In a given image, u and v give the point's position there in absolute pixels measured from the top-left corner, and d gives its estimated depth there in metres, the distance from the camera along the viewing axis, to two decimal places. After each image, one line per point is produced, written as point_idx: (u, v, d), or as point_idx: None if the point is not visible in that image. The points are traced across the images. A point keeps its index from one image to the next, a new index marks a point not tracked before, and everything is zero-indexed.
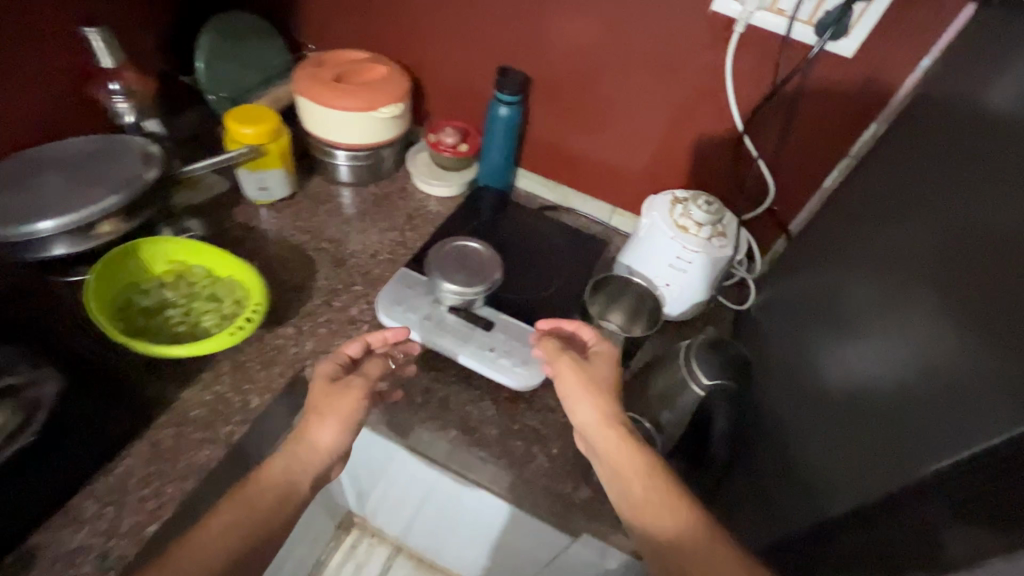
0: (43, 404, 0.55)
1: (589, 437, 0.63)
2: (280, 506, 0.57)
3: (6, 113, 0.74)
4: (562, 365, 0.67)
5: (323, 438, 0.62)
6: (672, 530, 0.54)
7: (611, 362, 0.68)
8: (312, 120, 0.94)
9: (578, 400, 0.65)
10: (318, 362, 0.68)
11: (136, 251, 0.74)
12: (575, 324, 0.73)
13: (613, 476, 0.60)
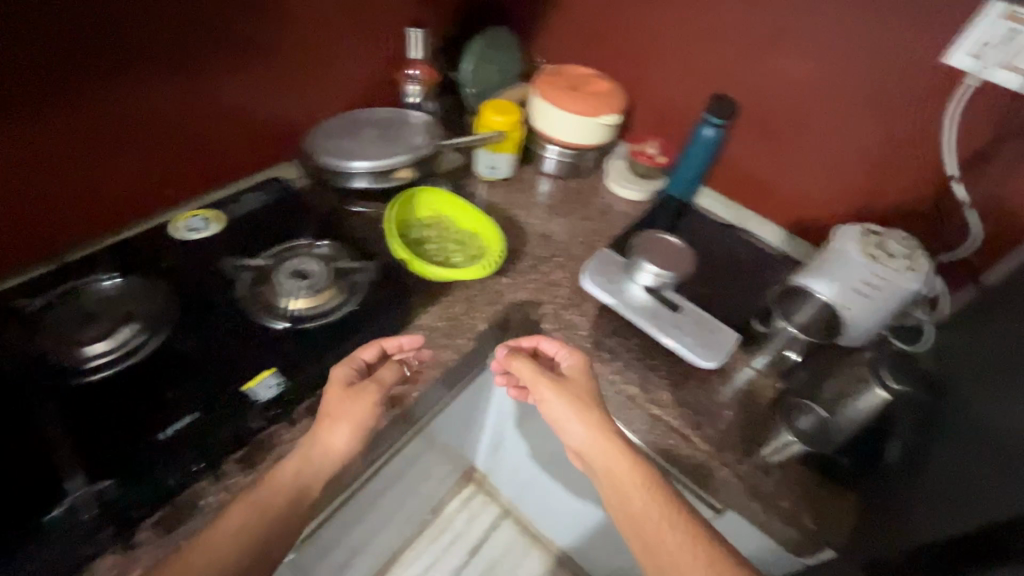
0: (355, 292, 0.78)
1: (585, 455, 0.72)
2: (286, 516, 0.56)
3: (347, 82, 1.01)
4: (544, 388, 0.75)
5: (334, 441, 0.61)
6: (668, 545, 0.63)
7: (584, 371, 0.78)
8: (541, 118, 1.13)
9: (565, 419, 0.74)
10: (332, 368, 0.67)
11: (414, 195, 0.96)
12: (535, 340, 0.82)
13: (612, 491, 0.69)
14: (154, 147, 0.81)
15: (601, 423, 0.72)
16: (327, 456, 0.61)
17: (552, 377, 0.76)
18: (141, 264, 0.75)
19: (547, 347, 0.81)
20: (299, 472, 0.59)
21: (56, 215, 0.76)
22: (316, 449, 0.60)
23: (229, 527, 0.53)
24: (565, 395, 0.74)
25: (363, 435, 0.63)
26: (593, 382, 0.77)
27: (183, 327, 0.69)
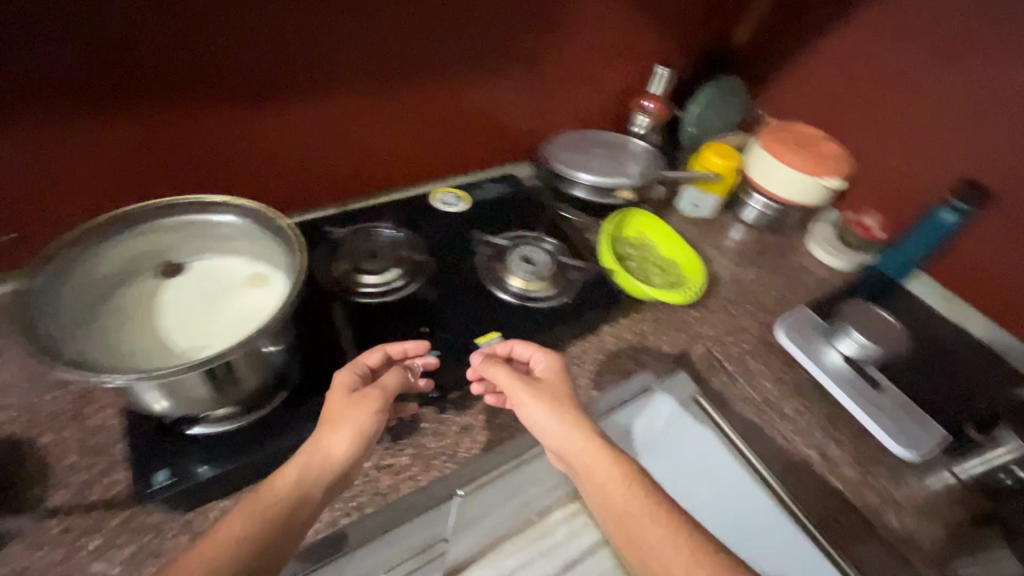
0: (567, 291, 0.86)
1: (564, 457, 0.66)
2: (288, 523, 0.55)
3: (587, 104, 1.12)
4: (519, 394, 0.68)
5: (330, 447, 0.59)
6: (652, 537, 0.61)
7: (560, 373, 0.71)
8: (755, 167, 1.13)
9: (546, 429, 0.67)
10: (337, 373, 0.65)
11: (626, 215, 1.04)
12: (508, 344, 0.74)
13: (594, 489, 0.65)
14: (441, 126, 0.96)
15: (581, 425, 0.66)
16: (323, 458, 0.58)
17: (527, 382, 0.69)
18: (412, 220, 0.92)
19: (521, 351, 0.73)
20: (295, 481, 0.57)
21: (363, 167, 0.93)
22: (314, 456, 0.58)
23: (221, 539, 0.52)
24: (542, 401, 0.67)
25: (364, 442, 0.61)
26: (569, 383, 0.71)
27: (433, 280, 0.83)
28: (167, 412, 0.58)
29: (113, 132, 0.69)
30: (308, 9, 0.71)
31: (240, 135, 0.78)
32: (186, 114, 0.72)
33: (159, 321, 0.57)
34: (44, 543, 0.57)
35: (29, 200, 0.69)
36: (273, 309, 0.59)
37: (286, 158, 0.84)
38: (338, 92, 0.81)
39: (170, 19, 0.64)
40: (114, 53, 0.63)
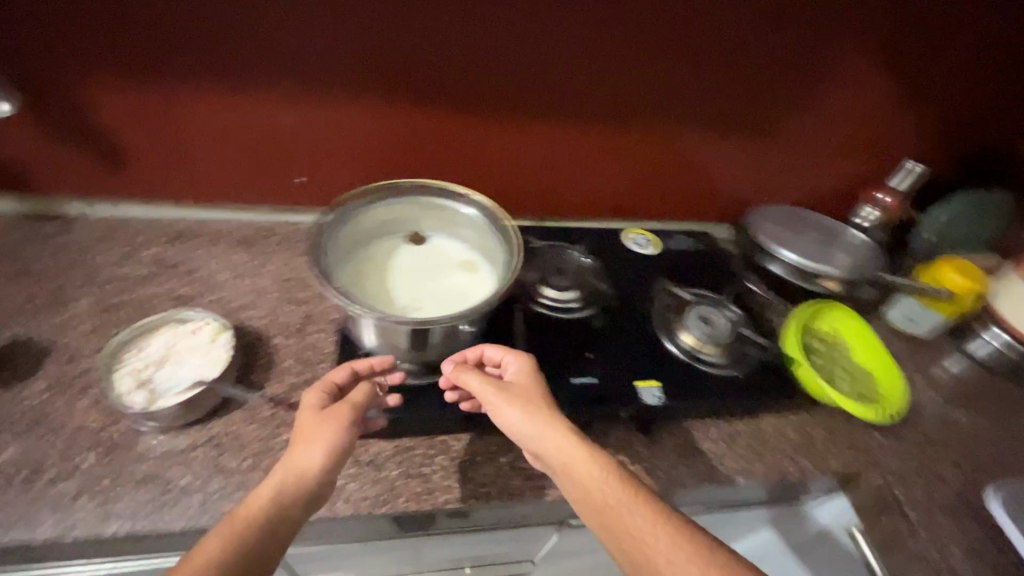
0: (739, 366, 0.82)
1: (541, 454, 0.61)
2: (265, 539, 0.52)
3: (809, 182, 1.05)
4: (492, 396, 0.64)
5: (303, 461, 0.57)
6: (636, 527, 0.55)
7: (532, 375, 0.68)
8: (1004, 298, 0.95)
9: (522, 430, 0.62)
10: (303, 394, 0.64)
11: (823, 307, 0.95)
12: (478, 347, 0.71)
13: (572, 487, 0.59)
14: (651, 171, 0.98)
15: (554, 422, 0.62)
16: (297, 473, 0.56)
17: (498, 384, 0.65)
18: (601, 250, 0.95)
19: (492, 355, 0.70)
20: (268, 498, 0.54)
21: (568, 192, 0.99)
22: (291, 471, 0.56)
23: (194, 562, 0.48)
24: (516, 402, 0.63)
25: (340, 454, 0.59)
26: (541, 382, 0.67)
27: (606, 311, 0.85)
28: (371, 343, 0.70)
29: (392, 118, 0.85)
30: (555, 47, 0.79)
31: (481, 142, 0.89)
32: (447, 115, 0.85)
33: (391, 283, 0.68)
34: (255, 421, 0.71)
35: (319, 157, 0.88)
36: (477, 297, 0.68)
37: (507, 169, 0.94)
38: (569, 121, 0.88)
39: (464, 39, 0.77)
40: (417, 57, 0.78)
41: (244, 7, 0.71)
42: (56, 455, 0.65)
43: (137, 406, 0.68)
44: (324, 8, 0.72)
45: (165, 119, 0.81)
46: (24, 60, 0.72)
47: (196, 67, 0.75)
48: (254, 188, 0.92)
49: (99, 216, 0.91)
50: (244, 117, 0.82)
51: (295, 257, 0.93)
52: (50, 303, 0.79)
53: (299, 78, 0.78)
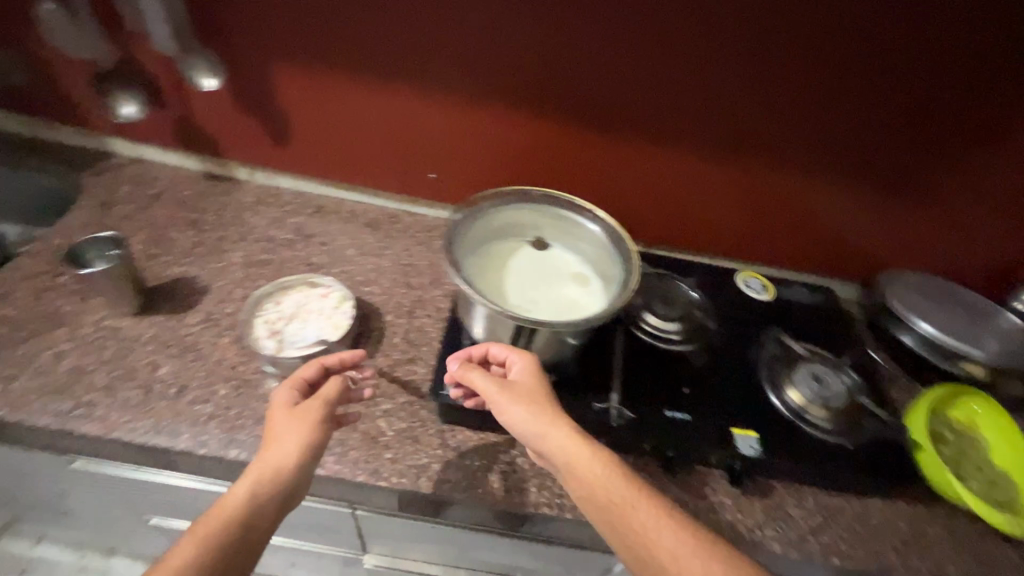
0: (849, 437, 0.74)
1: (546, 455, 0.60)
2: (246, 536, 0.53)
3: (964, 253, 0.94)
4: (497, 399, 0.63)
5: (279, 458, 0.58)
6: (636, 523, 0.55)
7: (535, 373, 0.66)
8: None
9: (525, 431, 0.61)
10: (273, 393, 0.65)
11: (961, 393, 0.83)
12: (483, 345, 0.70)
13: (577, 487, 0.58)
14: (778, 216, 0.94)
15: (557, 422, 0.61)
16: (275, 471, 0.58)
17: (502, 384, 0.64)
18: (711, 287, 0.92)
19: (497, 353, 0.68)
20: (246, 498, 0.55)
21: (685, 224, 0.98)
22: (271, 469, 0.58)
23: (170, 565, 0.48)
24: (518, 402, 0.62)
25: (314, 450, 0.61)
26: (544, 379, 0.66)
27: (708, 350, 0.83)
28: (477, 335, 0.73)
29: (527, 130, 0.89)
30: (697, 76, 0.79)
31: (606, 163, 0.91)
32: (579, 133, 0.88)
33: (507, 282, 0.71)
34: None
35: (453, 157, 0.95)
36: (586, 312, 0.70)
37: (627, 193, 0.94)
38: (699, 153, 0.88)
39: (610, 62, 0.80)
40: (562, 75, 0.82)
41: (416, 14, 0.79)
42: (198, 379, 0.74)
43: (268, 350, 0.76)
44: (486, 21, 0.78)
45: (330, 107, 0.91)
46: (232, 46, 0.84)
47: (364, 63, 0.85)
48: (390, 178, 1.00)
49: (260, 183, 1.04)
50: (395, 113, 0.90)
51: (414, 245, 1.00)
52: (213, 250, 0.92)
53: (450, 82, 0.85)
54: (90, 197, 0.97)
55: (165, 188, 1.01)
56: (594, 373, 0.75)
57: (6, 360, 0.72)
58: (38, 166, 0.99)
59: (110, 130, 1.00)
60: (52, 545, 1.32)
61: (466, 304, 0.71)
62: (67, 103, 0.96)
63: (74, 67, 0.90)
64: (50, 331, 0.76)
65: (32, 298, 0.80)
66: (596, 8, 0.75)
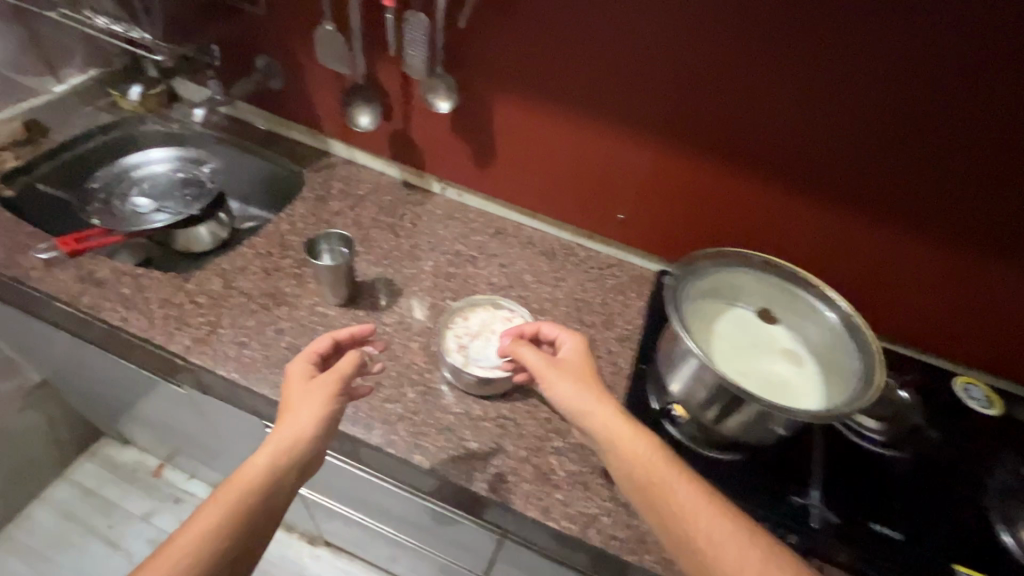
0: None
1: (590, 430, 0.64)
2: (264, 503, 0.57)
3: None
4: (545, 373, 0.68)
5: (295, 429, 0.61)
6: (675, 506, 0.57)
7: (583, 352, 0.72)
8: None
9: (570, 404, 0.66)
10: (289, 363, 0.68)
11: None
12: (537, 324, 0.78)
13: (617, 463, 0.61)
14: (1016, 321, 0.82)
15: (602, 400, 0.65)
16: (291, 442, 0.60)
17: (552, 360, 0.70)
18: (924, 387, 0.82)
19: (549, 332, 0.77)
20: (263, 467, 0.58)
21: (891, 309, 0.88)
22: (286, 439, 0.60)
23: (198, 526, 0.53)
24: (567, 378, 0.67)
25: (329, 421, 0.64)
26: (592, 360, 0.71)
27: (920, 460, 0.73)
28: (671, 391, 0.71)
29: (732, 185, 0.86)
30: (955, 156, 0.72)
31: (813, 230, 0.85)
32: (789, 195, 0.84)
33: (712, 345, 0.68)
34: (534, 417, 0.78)
35: (644, 198, 0.94)
36: (799, 398, 0.64)
37: (829, 263, 0.88)
38: (932, 236, 0.79)
39: (848, 128, 0.75)
40: (787, 135, 0.78)
41: (654, 61, 0.79)
42: (391, 380, 0.79)
43: (458, 362, 0.80)
44: (725, 75, 0.77)
45: (535, 139, 0.94)
46: (467, 73, 0.90)
47: (586, 100, 0.87)
48: (575, 211, 1.02)
49: (448, 198, 1.11)
50: (598, 151, 0.92)
51: (587, 281, 1.00)
52: (408, 256, 0.98)
53: (668, 129, 0.85)
54: (310, 189, 1.08)
55: (370, 190, 1.10)
56: (789, 462, 0.69)
57: (240, 328, 0.82)
58: (272, 157, 1.13)
59: (334, 133, 1.12)
60: (201, 484, 1.47)
61: (669, 354, 0.70)
62: (308, 106, 1.09)
63: (323, 77, 1.02)
64: (273, 308, 0.85)
65: (263, 275, 0.90)
66: (848, 73, 0.71)
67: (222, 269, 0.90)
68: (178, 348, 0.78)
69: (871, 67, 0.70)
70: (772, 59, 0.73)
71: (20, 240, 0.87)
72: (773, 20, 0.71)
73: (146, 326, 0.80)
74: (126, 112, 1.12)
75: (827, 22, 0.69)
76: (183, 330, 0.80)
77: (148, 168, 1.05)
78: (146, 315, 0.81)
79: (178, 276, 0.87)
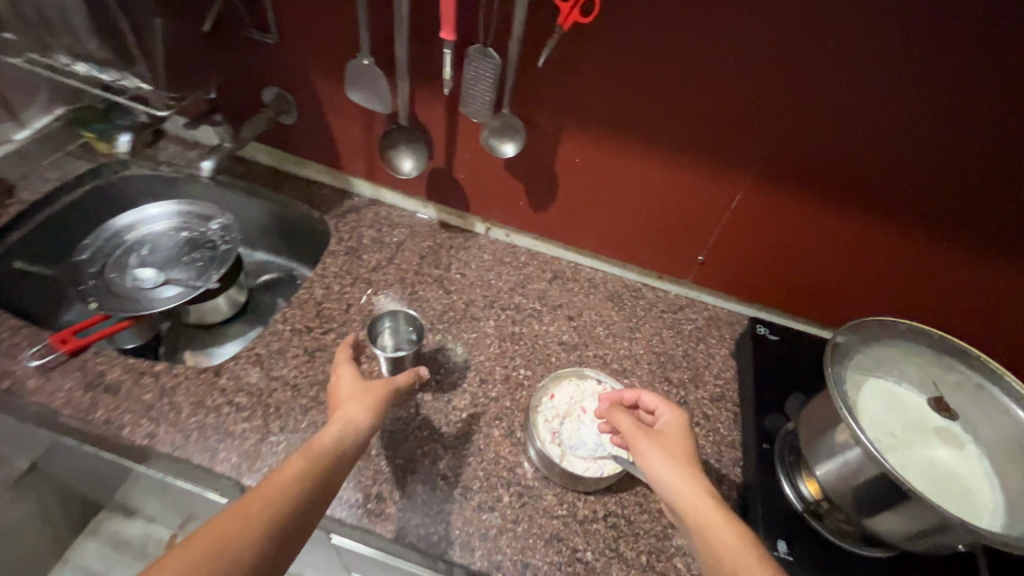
0: None
1: (679, 511, 0.56)
2: (333, 473, 0.55)
3: None
4: (638, 442, 0.62)
5: (353, 419, 0.60)
6: None
7: (684, 431, 0.64)
8: None
9: (659, 480, 0.59)
10: (339, 371, 0.67)
11: None
12: (637, 392, 0.71)
13: (706, 552, 0.53)
14: None
15: (695, 482, 0.57)
16: (352, 430, 0.59)
17: (647, 431, 0.64)
18: None
19: (648, 402, 0.69)
20: (336, 437, 0.58)
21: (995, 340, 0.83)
22: (352, 420, 0.60)
23: (281, 478, 0.51)
24: (658, 450, 0.60)
25: (381, 417, 0.63)
26: (692, 442, 0.63)
27: None
28: (815, 475, 0.63)
29: (839, 225, 0.77)
30: None
31: (925, 267, 0.78)
32: (906, 236, 0.75)
33: (870, 431, 0.59)
34: (647, 511, 0.69)
35: (731, 238, 0.84)
36: (974, 499, 0.55)
37: (935, 299, 0.81)
38: None
39: (980, 170, 0.66)
40: (917, 176, 0.69)
41: (753, 97, 0.68)
42: (480, 481, 0.69)
43: (554, 456, 0.69)
44: (839, 112, 0.66)
45: (606, 176, 0.83)
46: (531, 109, 0.77)
47: (666, 138, 0.75)
48: (645, 252, 0.92)
49: (495, 239, 0.98)
50: (681, 191, 0.81)
51: (664, 329, 0.90)
52: (465, 317, 0.87)
53: (762, 169, 0.74)
54: (338, 240, 0.94)
55: (405, 236, 0.97)
56: (949, 564, 0.64)
57: (294, 432, 0.69)
58: (287, 202, 0.99)
59: (357, 171, 0.97)
60: None
61: (818, 435, 0.62)
62: (326, 142, 0.94)
63: (349, 111, 0.88)
64: (326, 401, 0.72)
65: (305, 358, 0.77)
66: (1007, 111, 0.61)
67: (258, 355, 0.76)
68: (224, 469, 0.65)
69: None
70: (916, 94, 0.62)
71: (3, 339, 0.72)
72: (929, 53, 0.59)
73: (181, 443, 0.66)
74: (105, 157, 0.95)
75: (994, 53, 0.57)
76: (227, 444, 0.67)
77: (144, 228, 0.89)
78: (179, 428, 0.67)
79: (208, 368, 0.74)
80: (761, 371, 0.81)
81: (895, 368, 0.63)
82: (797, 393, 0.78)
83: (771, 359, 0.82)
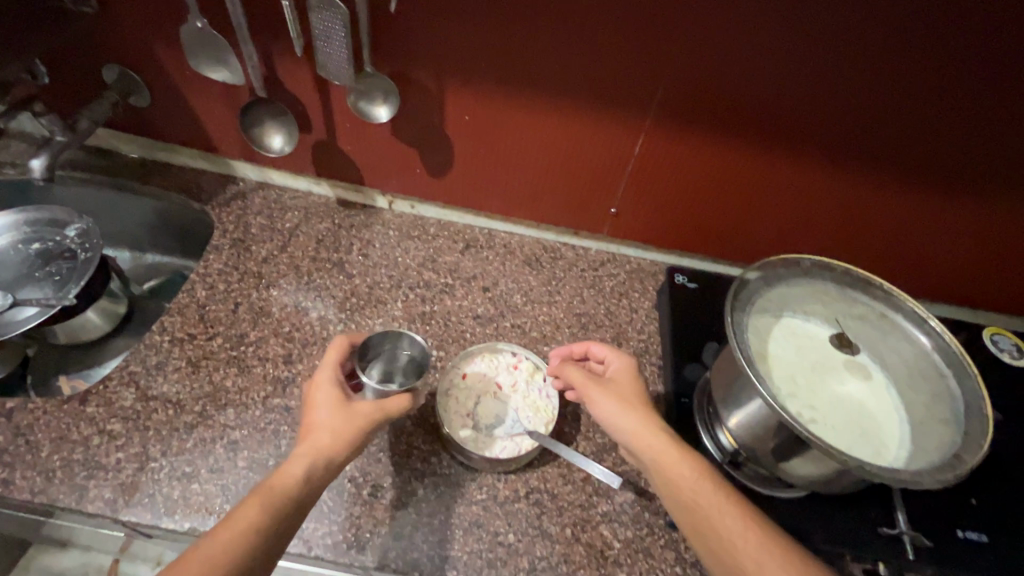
0: None
1: (633, 450, 0.56)
2: (293, 512, 0.49)
3: None
4: (593, 391, 0.60)
5: (328, 444, 0.54)
6: (722, 526, 0.49)
7: (634, 374, 0.63)
8: None
9: (613, 425, 0.58)
10: (322, 392, 0.58)
11: None
12: (587, 344, 0.68)
13: (661, 484, 0.53)
14: None
15: (647, 421, 0.57)
16: (324, 458, 0.53)
17: (597, 379, 0.62)
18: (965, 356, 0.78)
19: (597, 352, 0.67)
20: (302, 474, 0.51)
21: (907, 261, 0.83)
22: (324, 449, 0.53)
23: (231, 529, 0.45)
24: (609, 397, 0.59)
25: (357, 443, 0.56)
26: (642, 385, 0.62)
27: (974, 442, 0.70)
28: (727, 424, 0.61)
29: (741, 163, 0.73)
30: (990, 102, 0.60)
31: (830, 195, 0.75)
32: (809, 165, 0.72)
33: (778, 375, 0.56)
34: (570, 481, 0.66)
35: (637, 186, 0.80)
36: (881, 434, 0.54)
37: (844, 227, 0.79)
38: (957, 188, 0.70)
39: (872, 89, 0.62)
40: (816, 109, 0.65)
41: (632, 27, 0.61)
42: (392, 477, 0.64)
43: (469, 442, 0.65)
44: (722, 38, 0.60)
45: (496, 131, 0.75)
46: (403, 62, 0.68)
47: (551, 83, 0.68)
48: (556, 210, 0.86)
49: (401, 213, 0.91)
50: (582, 143, 0.75)
51: (584, 288, 0.86)
52: (370, 301, 0.80)
53: (654, 108, 0.69)
54: (221, 232, 0.84)
55: (300, 218, 0.88)
56: (866, 494, 0.64)
57: (178, 455, 0.62)
58: (160, 194, 0.88)
59: (234, 152, 0.87)
60: None
61: (729, 384, 0.60)
62: (189, 122, 0.83)
63: (205, 85, 0.76)
64: (218, 413, 0.66)
65: (189, 370, 0.69)
66: (891, 22, 0.56)
67: (132, 374, 0.68)
68: (98, 507, 0.58)
69: (933, 20, 0.55)
70: (797, 11, 0.57)
71: None
72: None
73: (42, 486, 0.59)
74: None
75: None
76: (99, 480, 0.60)
77: None
78: (39, 470, 0.60)
79: (72, 396, 0.66)
80: (681, 322, 0.78)
81: (802, 308, 0.61)
82: (715, 342, 0.76)
83: (690, 307, 0.80)
